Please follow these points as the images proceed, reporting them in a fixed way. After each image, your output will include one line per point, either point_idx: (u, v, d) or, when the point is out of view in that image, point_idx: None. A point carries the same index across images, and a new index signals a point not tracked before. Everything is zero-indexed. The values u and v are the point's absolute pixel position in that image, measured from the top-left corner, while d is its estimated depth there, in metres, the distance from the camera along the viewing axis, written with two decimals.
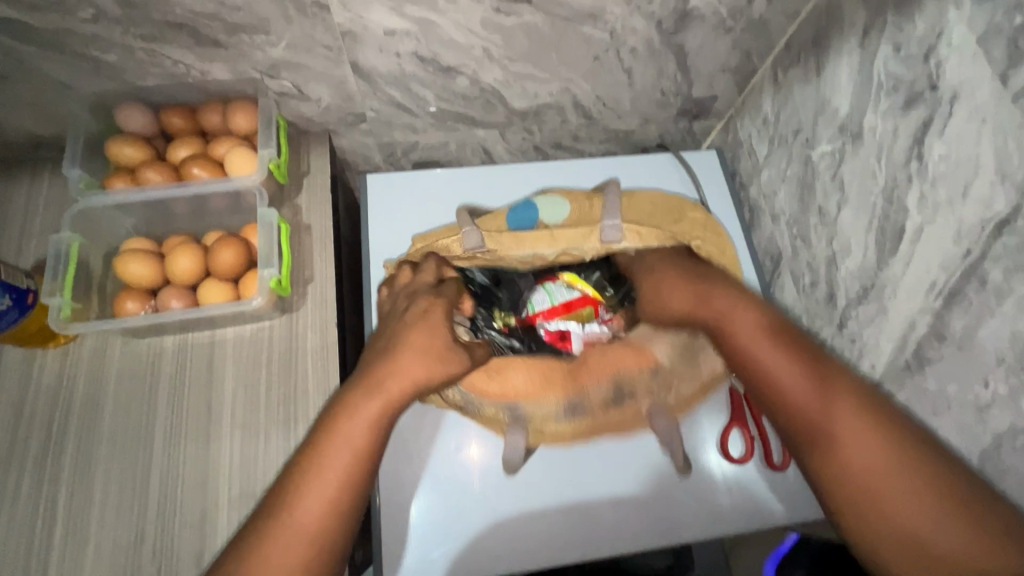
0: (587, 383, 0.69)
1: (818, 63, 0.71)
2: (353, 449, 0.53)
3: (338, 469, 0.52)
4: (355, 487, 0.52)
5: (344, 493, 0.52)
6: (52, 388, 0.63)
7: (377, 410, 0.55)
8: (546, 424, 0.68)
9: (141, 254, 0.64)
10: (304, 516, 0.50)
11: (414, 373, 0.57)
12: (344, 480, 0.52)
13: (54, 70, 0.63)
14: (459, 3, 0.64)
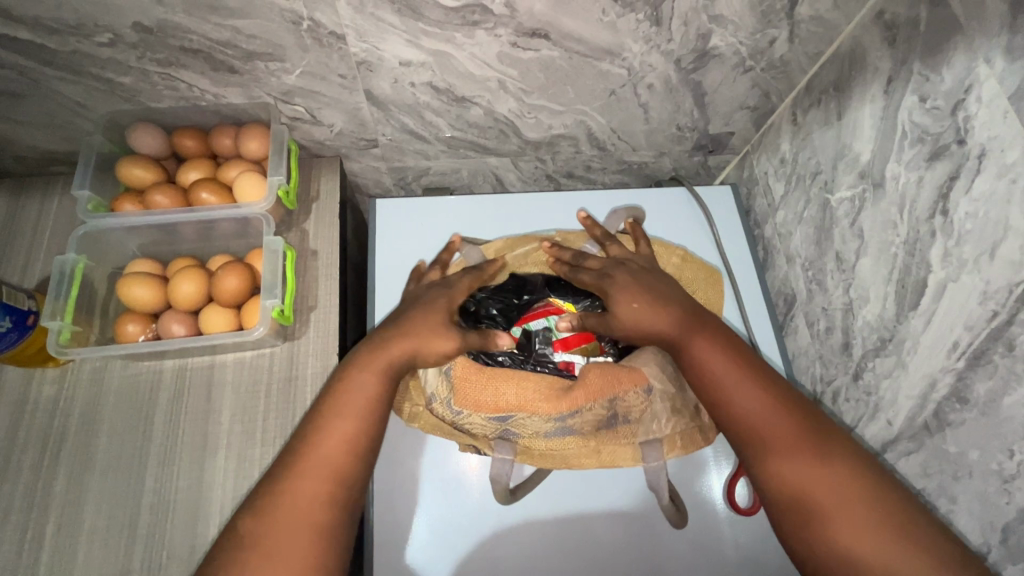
0: (582, 400, 0.63)
1: (839, 107, 0.70)
2: (361, 402, 0.54)
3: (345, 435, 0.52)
4: (358, 455, 0.52)
5: (358, 450, 0.52)
6: (49, 410, 0.63)
7: (390, 385, 0.55)
8: (535, 443, 0.65)
9: (144, 277, 0.63)
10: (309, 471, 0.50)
11: (411, 335, 0.58)
12: (348, 446, 0.52)
13: (68, 90, 0.63)
14: (476, 37, 0.63)
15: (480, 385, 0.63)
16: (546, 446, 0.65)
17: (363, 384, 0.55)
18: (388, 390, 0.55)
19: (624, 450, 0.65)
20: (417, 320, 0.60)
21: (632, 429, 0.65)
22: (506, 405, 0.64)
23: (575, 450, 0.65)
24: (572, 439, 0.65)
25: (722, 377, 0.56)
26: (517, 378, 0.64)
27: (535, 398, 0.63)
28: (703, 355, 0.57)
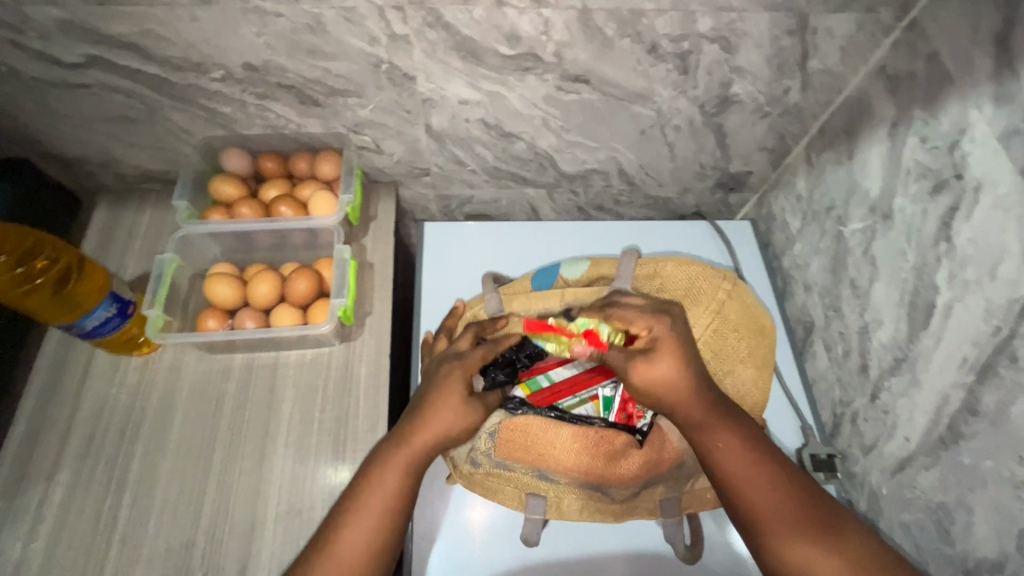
0: (621, 468, 0.65)
1: (850, 148, 0.77)
2: (389, 487, 0.58)
3: (377, 508, 0.57)
4: (390, 529, 0.57)
5: (388, 519, 0.57)
6: (131, 393, 0.69)
7: (405, 460, 0.59)
8: (565, 496, 0.66)
9: (226, 277, 0.71)
10: (348, 553, 0.55)
11: (437, 428, 0.61)
12: (381, 519, 0.57)
13: (176, 118, 0.74)
14: (526, 80, 0.72)
15: (527, 445, 0.65)
16: (576, 499, 0.66)
17: (386, 478, 0.58)
18: (415, 471, 0.59)
19: (645, 505, 0.66)
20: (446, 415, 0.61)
21: (652, 491, 0.66)
22: (547, 460, 0.65)
23: (598, 507, 0.66)
24: (597, 497, 0.66)
25: (731, 455, 0.59)
26: (562, 435, 0.65)
27: (582, 460, 0.65)
28: (717, 436, 0.60)
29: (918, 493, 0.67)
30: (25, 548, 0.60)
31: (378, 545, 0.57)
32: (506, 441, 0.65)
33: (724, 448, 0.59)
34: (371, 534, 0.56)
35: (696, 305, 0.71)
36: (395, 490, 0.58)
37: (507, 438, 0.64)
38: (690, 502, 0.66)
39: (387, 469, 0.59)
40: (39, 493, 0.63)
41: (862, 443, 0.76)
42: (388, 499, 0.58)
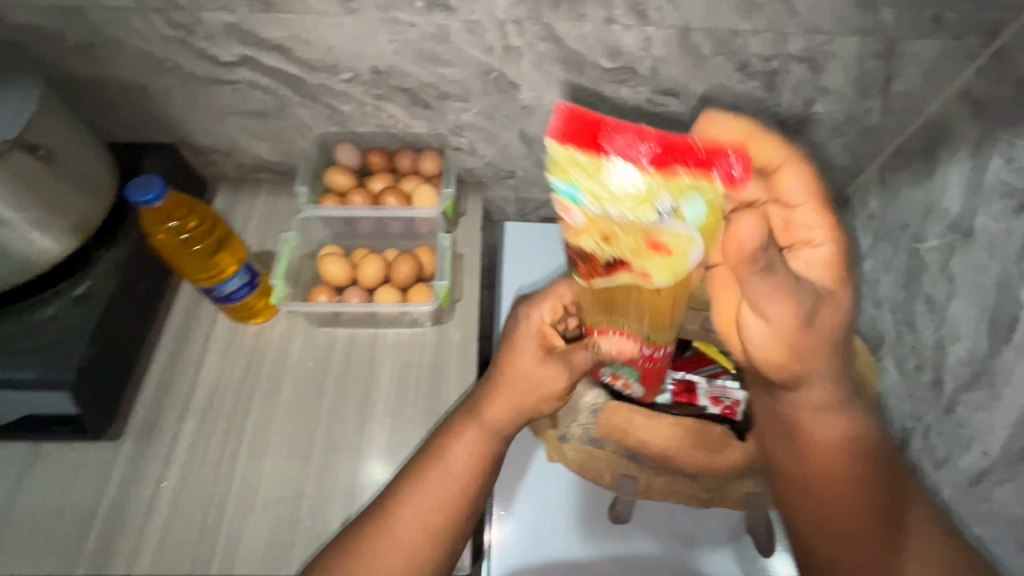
0: (721, 458, 0.66)
1: (928, 168, 0.80)
2: (456, 467, 0.62)
3: (440, 485, 0.61)
4: (455, 503, 0.61)
5: (452, 492, 0.61)
6: (248, 357, 0.76)
7: (475, 436, 0.63)
8: (657, 479, 0.67)
9: (338, 257, 0.78)
10: (404, 527, 0.59)
11: (526, 383, 0.64)
12: (442, 496, 0.61)
13: (301, 114, 0.82)
14: (621, 92, 0.78)
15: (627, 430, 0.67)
16: (666, 482, 0.67)
17: (457, 450, 0.63)
18: (484, 445, 0.64)
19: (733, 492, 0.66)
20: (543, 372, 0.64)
21: (742, 482, 0.66)
22: (641, 443, 0.67)
23: (687, 492, 0.67)
24: (687, 483, 0.67)
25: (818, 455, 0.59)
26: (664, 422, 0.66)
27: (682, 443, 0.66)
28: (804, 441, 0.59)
29: (996, 507, 0.68)
30: (156, 487, 0.67)
31: (437, 525, 0.60)
32: (607, 421, 0.67)
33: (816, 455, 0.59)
34: (430, 510, 0.60)
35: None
36: (464, 470, 0.62)
37: (609, 415, 0.67)
38: None
39: (455, 449, 0.63)
40: (168, 439, 0.70)
41: (935, 457, 0.77)
42: (457, 481, 0.62)
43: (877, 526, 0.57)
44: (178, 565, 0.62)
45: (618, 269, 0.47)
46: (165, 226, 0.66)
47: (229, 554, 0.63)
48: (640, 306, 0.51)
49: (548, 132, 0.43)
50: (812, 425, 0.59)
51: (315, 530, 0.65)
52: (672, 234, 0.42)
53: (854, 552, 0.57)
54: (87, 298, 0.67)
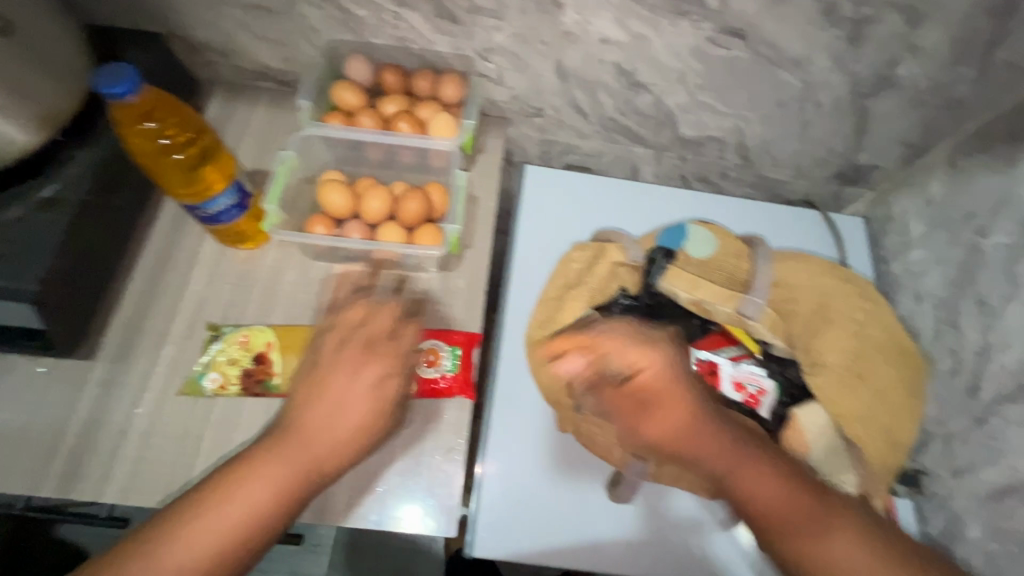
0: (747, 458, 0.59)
1: (1011, 155, 0.70)
2: (288, 456, 0.53)
3: (276, 479, 0.52)
4: (287, 507, 0.52)
5: (260, 527, 0.50)
6: (236, 284, 0.70)
7: (297, 466, 0.52)
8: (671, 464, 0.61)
9: (340, 185, 0.70)
10: (224, 518, 0.49)
11: (342, 395, 0.56)
12: (278, 494, 0.51)
13: (310, 15, 0.72)
14: (680, 26, 0.68)
15: None
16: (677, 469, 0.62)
17: (274, 465, 0.52)
18: (308, 474, 0.53)
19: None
20: (364, 371, 0.57)
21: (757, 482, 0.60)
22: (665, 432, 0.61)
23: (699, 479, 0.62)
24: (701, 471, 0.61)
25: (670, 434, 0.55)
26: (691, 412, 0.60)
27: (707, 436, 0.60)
28: (705, 437, 0.55)
29: (1012, 525, 0.65)
30: (129, 415, 0.63)
31: (264, 516, 0.51)
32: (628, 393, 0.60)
33: (707, 448, 0.55)
34: (265, 500, 0.51)
35: (835, 320, 0.64)
36: (274, 481, 0.51)
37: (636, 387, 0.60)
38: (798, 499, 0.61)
39: (263, 466, 0.52)
40: (145, 362, 0.65)
41: (953, 464, 0.72)
42: (279, 482, 0.52)
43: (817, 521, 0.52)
44: (149, 497, 0.59)
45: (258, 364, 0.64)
46: (141, 128, 0.58)
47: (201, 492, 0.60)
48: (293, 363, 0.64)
49: (180, 389, 0.64)
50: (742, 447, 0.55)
51: None
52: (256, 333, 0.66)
53: (769, 534, 0.53)
54: (56, 202, 0.60)
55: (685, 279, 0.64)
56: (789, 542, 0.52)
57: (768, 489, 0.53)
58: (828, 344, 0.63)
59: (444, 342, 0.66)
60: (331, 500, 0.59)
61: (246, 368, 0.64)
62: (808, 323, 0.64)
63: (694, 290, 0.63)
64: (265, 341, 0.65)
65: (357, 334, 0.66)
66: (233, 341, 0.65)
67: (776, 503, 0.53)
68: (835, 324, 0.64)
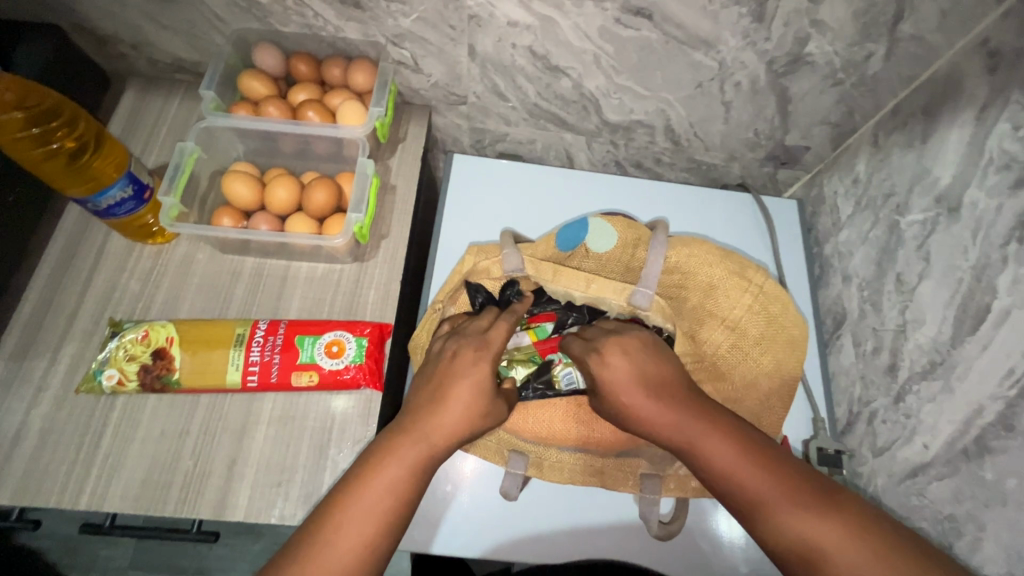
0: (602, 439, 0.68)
1: (925, 131, 0.69)
2: (403, 475, 0.51)
3: (377, 501, 0.50)
4: (389, 528, 0.50)
5: (378, 530, 0.49)
6: (143, 279, 0.69)
7: (402, 476, 0.51)
8: (547, 455, 0.67)
9: (246, 177, 0.69)
10: (343, 542, 0.48)
11: (458, 413, 0.54)
12: (380, 517, 0.49)
13: (212, 4, 0.70)
14: (584, 7, 0.67)
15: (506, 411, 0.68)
16: (557, 460, 0.67)
17: (391, 472, 0.51)
18: (414, 477, 0.51)
19: (625, 477, 0.66)
20: (454, 380, 0.55)
21: (632, 463, 0.66)
22: (526, 425, 0.68)
23: (579, 467, 0.66)
24: (580, 456, 0.67)
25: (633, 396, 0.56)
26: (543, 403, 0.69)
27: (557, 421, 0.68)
28: (668, 407, 0.55)
29: (926, 502, 0.64)
30: (26, 415, 0.61)
31: (374, 536, 0.49)
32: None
33: (659, 417, 0.55)
34: (367, 527, 0.49)
35: (718, 311, 0.68)
36: (398, 483, 0.51)
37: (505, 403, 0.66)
38: (672, 485, 0.65)
39: (394, 463, 0.51)
40: (45, 360, 0.64)
41: (876, 444, 0.73)
42: (400, 487, 0.51)
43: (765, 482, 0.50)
44: (43, 498, 0.58)
45: (158, 361, 0.63)
46: (6, 118, 0.57)
47: (98, 489, 0.59)
48: (192, 358, 0.63)
49: (79, 386, 0.63)
50: (678, 419, 0.54)
51: (195, 471, 0.60)
52: (160, 331, 0.63)
53: (718, 489, 0.52)
54: None
55: (578, 277, 0.65)
56: (749, 507, 0.50)
57: (715, 446, 0.52)
58: (704, 330, 0.68)
59: (351, 334, 0.65)
60: (232, 496, 0.60)
61: (144, 364, 0.62)
62: (694, 314, 0.69)
63: (588, 288, 0.65)
64: (166, 336, 0.63)
65: (261, 328, 0.65)
66: (130, 337, 0.63)
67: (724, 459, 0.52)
68: (715, 318, 0.68)
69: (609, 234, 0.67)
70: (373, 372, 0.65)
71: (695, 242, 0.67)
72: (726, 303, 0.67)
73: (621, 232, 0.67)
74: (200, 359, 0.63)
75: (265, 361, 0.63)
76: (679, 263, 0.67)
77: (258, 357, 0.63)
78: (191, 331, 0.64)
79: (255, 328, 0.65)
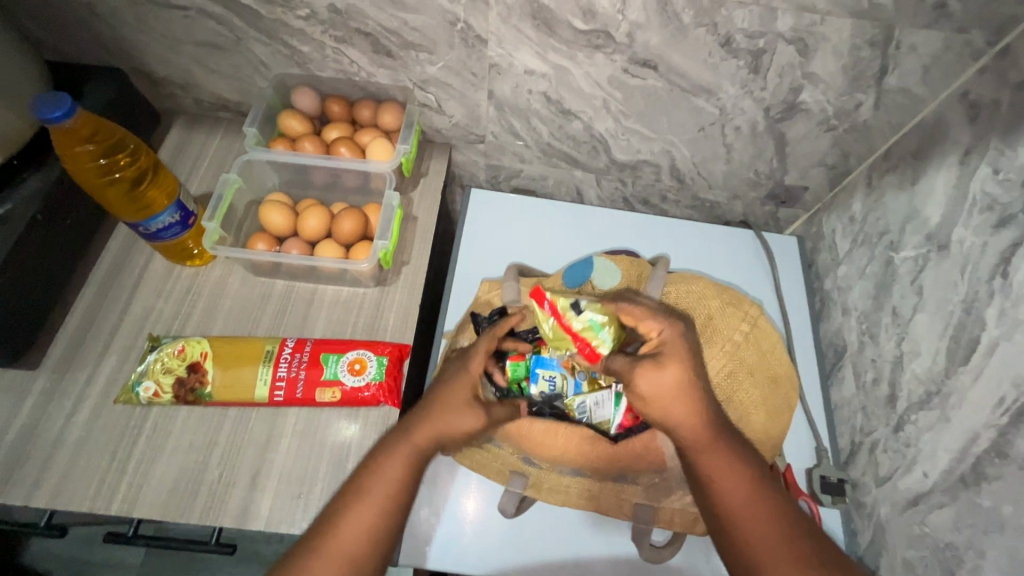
0: (603, 473, 0.67)
1: (915, 173, 0.74)
2: (395, 479, 0.56)
3: (378, 494, 0.55)
4: (389, 518, 0.55)
5: (379, 518, 0.55)
6: (180, 298, 0.74)
7: (397, 471, 0.57)
8: (547, 478, 0.68)
9: (282, 206, 0.75)
10: (349, 531, 0.53)
11: (447, 432, 0.59)
12: (381, 508, 0.55)
13: (258, 52, 0.78)
14: (595, 58, 0.74)
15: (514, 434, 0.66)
16: (556, 483, 0.68)
17: (389, 468, 0.57)
18: (412, 472, 0.57)
19: (620, 504, 0.67)
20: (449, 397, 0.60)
21: (629, 491, 0.67)
22: (531, 450, 0.67)
23: (578, 493, 0.67)
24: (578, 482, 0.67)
25: (675, 413, 0.61)
26: (557, 433, 0.66)
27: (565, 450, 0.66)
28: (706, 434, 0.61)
29: (927, 531, 0.66)
30: (66, 422, 0.65)
31: (379, 521, 0.55)
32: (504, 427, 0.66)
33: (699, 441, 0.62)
34: (370, 519, 0.54)
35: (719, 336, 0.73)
36: (396, 479, 0.56)
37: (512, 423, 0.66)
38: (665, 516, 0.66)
39: (390, 461, 0.57)
40: (86, 372, 0.68)
41: (878, 474, 0.74)
42: (394, 479, 0.56)
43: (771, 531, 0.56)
44: (76, 503, 0.61)
45: (190, 375, 0.67)
46: (80, 150, 0.63)
47: (130, 494, 0.62)
48: (223, 372, 0.67)
49: (117, 397, 0.67)
50: (709, 447, 0.61)
51: (220, 480, 0.64)
52: (195, 345, 0.68)
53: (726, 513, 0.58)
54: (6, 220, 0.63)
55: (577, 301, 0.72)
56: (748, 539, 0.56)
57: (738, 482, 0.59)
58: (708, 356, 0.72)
59: (372, 353, 0.69)
60: (254, 506, 0.62)
61: (179, 376, 0.67)
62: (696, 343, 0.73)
63: None
64: (200, 350, 0.68)
65: (289, 345, 0.69)
66: (167, 350, 0.68)
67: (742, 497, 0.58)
68: (716, 345, 0.73)
69: (614, 269, 0.75)
70: (391, 389, 0.68)
71: (694, 279, 0.77)
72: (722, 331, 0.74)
73: (625, 270, 0.75)
74: (231, 374, 0.67)
75: (292, 376, 0.67)
76: (679, 297, 0.75)
77: (285, 372, 0.67)
78: (226, 346, 0.68)
79: (284, 346, 0.69)
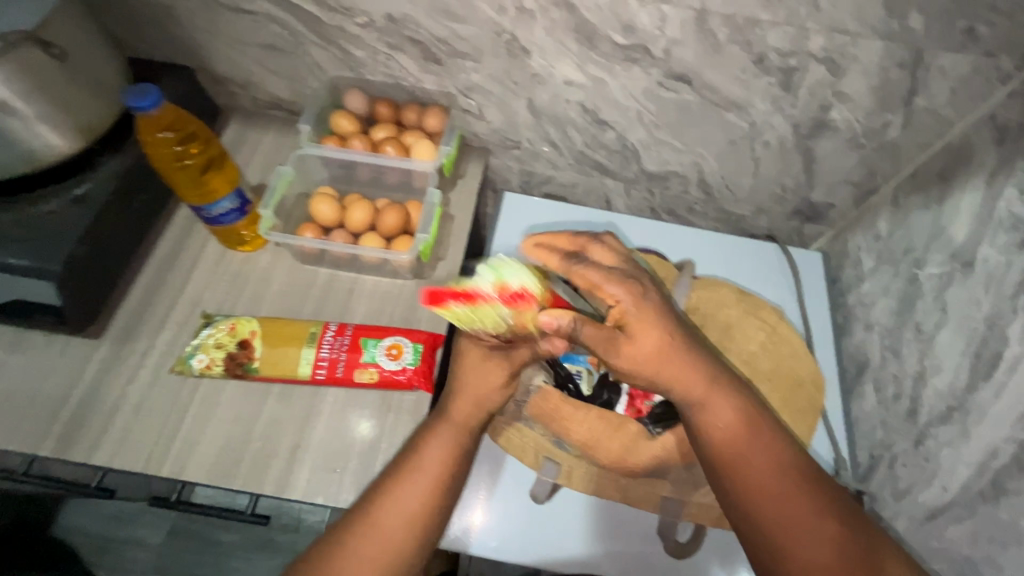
0: (635, 464, 0.70)
1: (942, 193, 0.76)
2: (434, 470, 0.60)
3: (425, 475, 0.59)
4: (433, 497, 0.59)
5: (426, 498, 0.59)
6: (231, 281, 0.79)
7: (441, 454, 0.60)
8: (579, 466, 0.71)
9: (330, 199, 0.80)
10: (398, 510, 0.58)
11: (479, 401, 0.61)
12: (426, 489, 0.59)
13: (315, 55, 0.84)
14: (632, 71, 0.78)
15: (554, 416, 0.71)
16: (585, 471, 0.71)
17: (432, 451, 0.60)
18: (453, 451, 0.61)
19: (647, 497, 0.70)
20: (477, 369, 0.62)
21: (657, 485, 0.70)
22: (569, 435, 0.70)
23: (607, 484, 0.71)
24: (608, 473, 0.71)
25: (674, 380, 0.58)
26: (591, 416, 0.71)
27: (600, 438, 0.70)
28: (712, 400, 0.58)
29: (945, 544, 0.66)
30: (124, 388, 0.70)
31: (424, 503, 0.59)
32: (539, 404, 0.71)
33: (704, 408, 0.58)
34: (417, 499, 0.58)
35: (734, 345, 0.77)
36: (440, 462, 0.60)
37: (554, 400, 0.71)
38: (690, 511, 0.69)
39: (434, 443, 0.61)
40: (143, 344, 0.73)
41: (896, 487, 0.75)
42: (437, 461, 0.60)
43: (781, 500, 0.55)
44: (132, 463, 0.66)
45: (240, 351, 0.71)
46: (160, 137, 0.69)
47: (180, 458, 0.66)
48: (270, 350, 0.71)
49: (170, 368, 0.72)
50: (713, 414, 0.58)
51: (262, 451, 0.68)
52: (246, 324, 0.73)
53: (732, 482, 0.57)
54: (84, 199, 0.70)
55: None
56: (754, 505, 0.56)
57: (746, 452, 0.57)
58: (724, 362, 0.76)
59: (408, 340, 0.73)
60: (293, 476, 0.66)
61: (230, 352, 0.71)
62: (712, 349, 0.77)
63: None
64: (250, 329, 0.72)
65: (332, 329, 0.73)
66: (221, 328, 0.73)
67: (751, 468, 0.57)
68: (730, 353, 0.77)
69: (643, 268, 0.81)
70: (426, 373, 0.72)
71: (718, 285, 0.81)
72: (739, 339, 0.78)
73: (653, 269, 0.81)
74: (276, 352, 0.71)
75: (333, 357, 0.71)
76: (701, 304, 0.79)
77: (327, 353, 0.71)
78: (274, 326, 0.73)
79: (326, 328, 0.73)
